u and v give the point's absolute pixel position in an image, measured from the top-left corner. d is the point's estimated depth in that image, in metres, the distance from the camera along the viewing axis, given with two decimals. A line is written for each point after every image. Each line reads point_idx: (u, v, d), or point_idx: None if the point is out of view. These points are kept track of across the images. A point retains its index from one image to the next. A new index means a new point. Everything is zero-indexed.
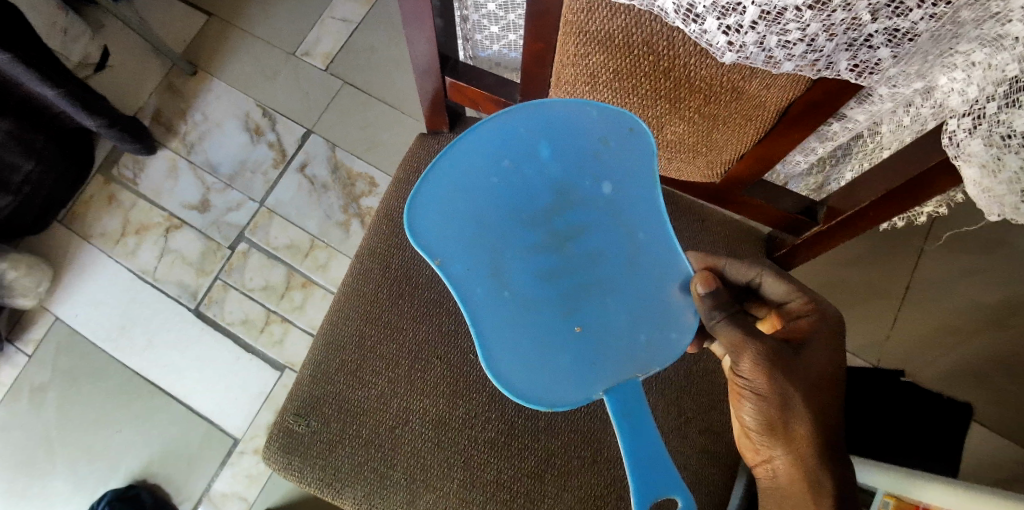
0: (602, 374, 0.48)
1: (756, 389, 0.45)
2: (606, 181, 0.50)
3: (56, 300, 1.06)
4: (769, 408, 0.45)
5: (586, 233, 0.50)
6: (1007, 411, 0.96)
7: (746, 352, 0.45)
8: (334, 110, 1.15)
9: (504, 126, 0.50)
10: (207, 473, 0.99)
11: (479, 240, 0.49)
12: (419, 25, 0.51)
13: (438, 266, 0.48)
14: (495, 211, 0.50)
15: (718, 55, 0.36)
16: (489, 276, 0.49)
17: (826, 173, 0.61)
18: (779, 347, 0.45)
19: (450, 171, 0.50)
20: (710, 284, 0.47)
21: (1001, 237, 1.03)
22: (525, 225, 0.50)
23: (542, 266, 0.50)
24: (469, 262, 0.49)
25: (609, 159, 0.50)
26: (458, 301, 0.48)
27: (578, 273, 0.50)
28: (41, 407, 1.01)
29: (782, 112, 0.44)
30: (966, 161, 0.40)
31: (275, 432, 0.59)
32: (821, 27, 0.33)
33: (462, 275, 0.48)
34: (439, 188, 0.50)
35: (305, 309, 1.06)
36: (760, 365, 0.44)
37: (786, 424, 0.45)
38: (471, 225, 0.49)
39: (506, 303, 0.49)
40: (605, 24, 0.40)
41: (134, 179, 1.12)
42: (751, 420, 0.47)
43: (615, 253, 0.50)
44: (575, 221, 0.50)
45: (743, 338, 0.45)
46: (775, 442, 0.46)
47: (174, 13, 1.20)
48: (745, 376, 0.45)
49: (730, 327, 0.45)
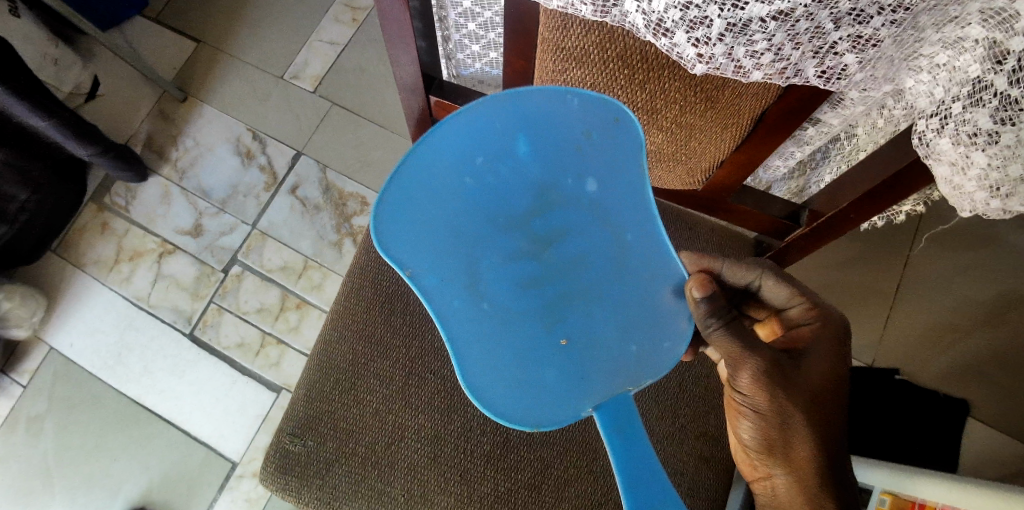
0: (591, 385, 0.48)
1: (752, 405, 0.46)
2: (588, 179, 0.50)
3: (50, 330, 1.06)
4: (766, 425, 0.46)
5: (565, 237, 0.51)
6: (1003, 407, 0.96)
7: (743, 368, 0.45)
8: (324, 132, 1.17)
9: (481, 123, 0.49)
10: (206, 498, 0.98)
11: (453, 249, 0.49)
12: (403, 47, 0.52)
13: (409, 278, 0.48)
14: (469, 216, 0.50)
15: (689, 66, 0.37)
16: (465, 287, 0.49)
17: (807, 177, 0.62)
18: (779, 365, 0.45)
19: (421, 173, 0.49)
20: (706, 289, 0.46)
21: (986, 234, 1.05)
22: (503, 233, 0.50)
23: (521, 274, 0.50)
24: (442, 273, 0.49)
25: (591, 157, 0.50)
26: (432, 316, 0.48)
27: (560, 281, 0.51)
28: (39, 437, 1.00)
29: (758, 119, 0.45)
30: (936, 160, 0.41)
31: (271, 453, 0.59)
32: (786, 36, 0.34)
33: (447, 286, 0.49)
34: (416, 193, 0.49)
35: (301, 329, 1.07)
36: (758, 382, 0.44)
37: (784, 442, 0.45)
38: (453, 232, 0.50)
39: (485, 315, 0.49)
40: (580, 40, 0.41)
41: (127, 206, 1.13)
42: (748, 433, 0.47)
43: (598, 255, 0.50)
44: (556, 224, 0.50)
45: (741, 355, 0.45)
46: (771, 459, 0.46)
47: (164, 41, 1.22)
48: (742, 391, 0.46)
49: (727, 342, 0.45)
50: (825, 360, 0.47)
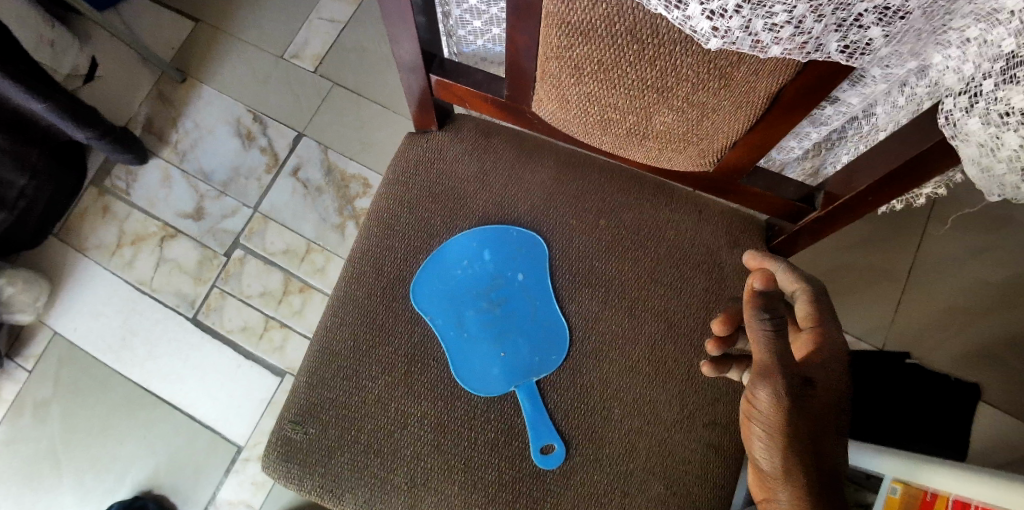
0: (519, 375, 0.59)
1: (771, 425, 0.39)
2: (548, 221, 0.63)
3: (54, 315, 1.06)
4: (785, 447, 0.38)
5: (524, 275, 0.62)
6: (1017, 392, 0.95)
7: (772, 381, 0.38)
8: (325, 113, 1.14)
9: (476, 228, 0.63)
10: (212, 481, 0.99)
11: (443, 271, 0.62)
12: (402, 23, 0.50)
13: (417, 275, 0.62)
14: (458, 252, 0.62)
15: (703, 41, 0.35)
16: (447, 302, 0.61)
17: (822, 157, 0.59)
18: (796, 380, 0.39)
19: (438, 195, 0.64)
20: (771, 281, 0.39)
21: (1004, 216, 1.02)
22: (478, 268, 0.62)
23: (488, 299, 0.61)
24: (432, 284, 0.61)
25: (556, 233, 0.63)
26: (418, 308, 0.61)
27: (514, 309, 0.61)
28: (45, 420, 1.01)
29: (775, 98, 0.43)
30: (964, 141, 0.39)
31: (273, 441, 0.59)
32: (807, 8, 0.32)
33: (431, 322, 0.60)
34: (424, 269, 0.62)
35: (304, 313, 1.06)
36: (783, 399, 0.38)
37: (800, 468, 0.38)
38: (444, 257, 0.62)
39: (455, 326, 0.60)
40: (588, 13, 0.39)
41: (127, 189, 1.12)
42: (762, 456, 0.40)
43: (546, 304, 0.61)
44: (517, 266, 0.62)
45: (774, 363, 0.38)
46: (780, 489, 0.38)
47: (161, 20, 1.19)
48: (761, 406, 0.39)
49: (762, 348, 0.39)
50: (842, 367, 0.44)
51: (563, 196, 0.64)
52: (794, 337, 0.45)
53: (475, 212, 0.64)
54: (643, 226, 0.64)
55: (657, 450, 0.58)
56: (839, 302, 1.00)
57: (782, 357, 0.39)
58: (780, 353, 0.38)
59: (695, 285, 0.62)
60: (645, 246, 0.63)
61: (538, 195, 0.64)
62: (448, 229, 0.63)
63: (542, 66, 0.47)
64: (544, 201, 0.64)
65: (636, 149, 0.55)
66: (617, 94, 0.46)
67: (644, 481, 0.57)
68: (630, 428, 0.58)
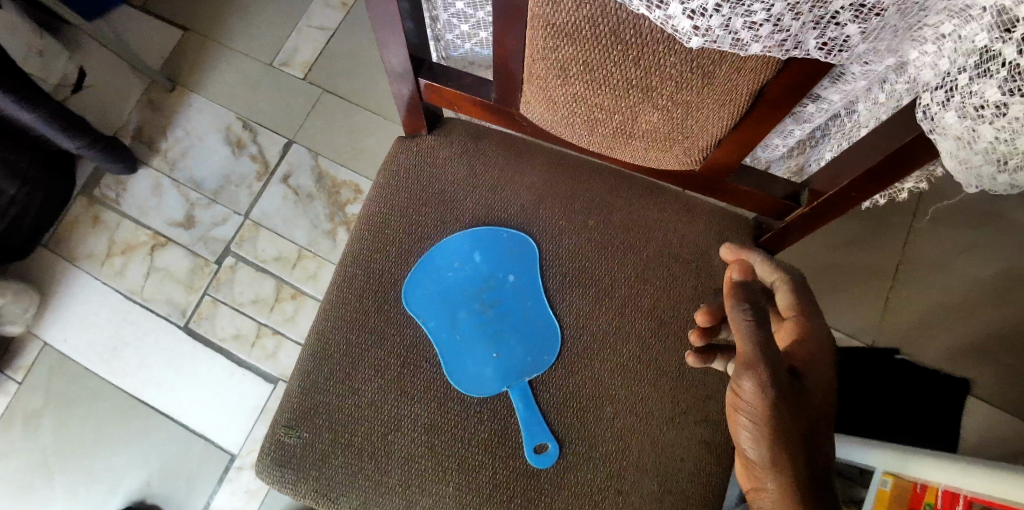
0: (513, 376, 0.59)
1: (757, 415, 0.39)
2: (539, 223, 0.64)
3: (44, 326, 1.05)
4: (772, 437, 0.38)
5: (517, 276, 0.62)
6: (1005, 385, 0.96)
7: (754, 371, 0.39)
8: (316, 120, 1.15)
9: (467, 230, 0.63)
10: (206, 491, 0.98)
11: (435, 274, 0.62)
12: (390, 27, 0.50)
13: (409, 278, 0.62)
14: (451, 256, 0.62)
15: (685, 40, 0.35)
16: (440, 306, 0.61)
17: (807, 154, 0.60)
18: (786, 374, 0.40)
19: (428, 199, 0.64)
20: (747, 273, 0.44)
21: (989, 212, 1.03)
22: (471, 271, 0.62)
23: (482, 301, 0.61)
24: (425, 286, 0.62)
25: (547, 233, 0.63)
26: (411, 311, 0.61)
27: (508, 311, 0.61)
28: (36, 433, 1.00)
29: (757, 96, 0.44)
30: (942, 134, 0.40)
31: (267, 446, 0.58)
32: (785, 7, 0.33)
33: (425, 324, 0.61)
34: (416, 272, 0.62)
35: (296, 319, 1.06)
36: (768, 388, 0.38)
37: (788, 459, 0.38)
38: (436, 260, 0.62)
39: (448, 328, 0.61)
40: (572, 14, 0.39)
41: (118, 198, 1.11)
42: (749, 446, 0.40)
43: (540, 305, 0.61)
44: (511, 268, 0.62)
45: (756, 353, 0.39)
46: (768, 479, 0.39)
47: (150, 29, 1.19)
48: (746, 396, 0.39)
49: (745, 340, 0.40)
50: (828, 359, 0.44)
51: (553, 197, 0.65)
52: (778, 327, 0.47)
53: (465, 215, 0.64)
54: (633, 227, 0.64)
55: (650, 447, 0.58)
56: (829, 299, 1.01)
57: (771, 350, 0.39)
58: (763, 347, 0.39)
59: (684, 283, 0.63)
60: (635, 245, 0.64)
61: (528, 196, 0.65)
62: (438, 231, 0.64)
63: (528, 67, 0.48)
64: (534, 203, 0.64)
65: (622, 149, 0.55)
66: (602, 95, 0.47)
67: (637, 479, 0.57)
68: (623, 426, 0.59)
